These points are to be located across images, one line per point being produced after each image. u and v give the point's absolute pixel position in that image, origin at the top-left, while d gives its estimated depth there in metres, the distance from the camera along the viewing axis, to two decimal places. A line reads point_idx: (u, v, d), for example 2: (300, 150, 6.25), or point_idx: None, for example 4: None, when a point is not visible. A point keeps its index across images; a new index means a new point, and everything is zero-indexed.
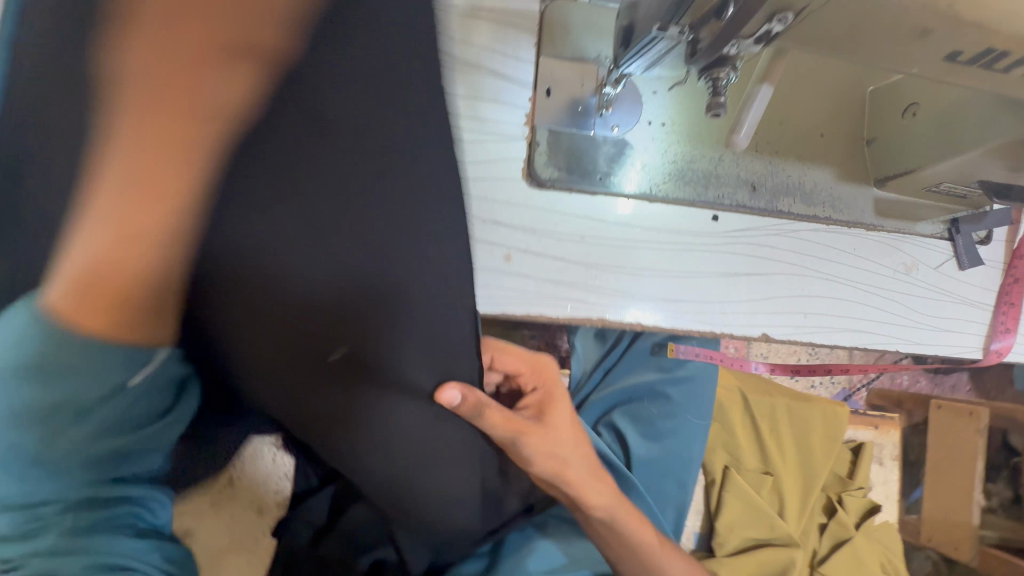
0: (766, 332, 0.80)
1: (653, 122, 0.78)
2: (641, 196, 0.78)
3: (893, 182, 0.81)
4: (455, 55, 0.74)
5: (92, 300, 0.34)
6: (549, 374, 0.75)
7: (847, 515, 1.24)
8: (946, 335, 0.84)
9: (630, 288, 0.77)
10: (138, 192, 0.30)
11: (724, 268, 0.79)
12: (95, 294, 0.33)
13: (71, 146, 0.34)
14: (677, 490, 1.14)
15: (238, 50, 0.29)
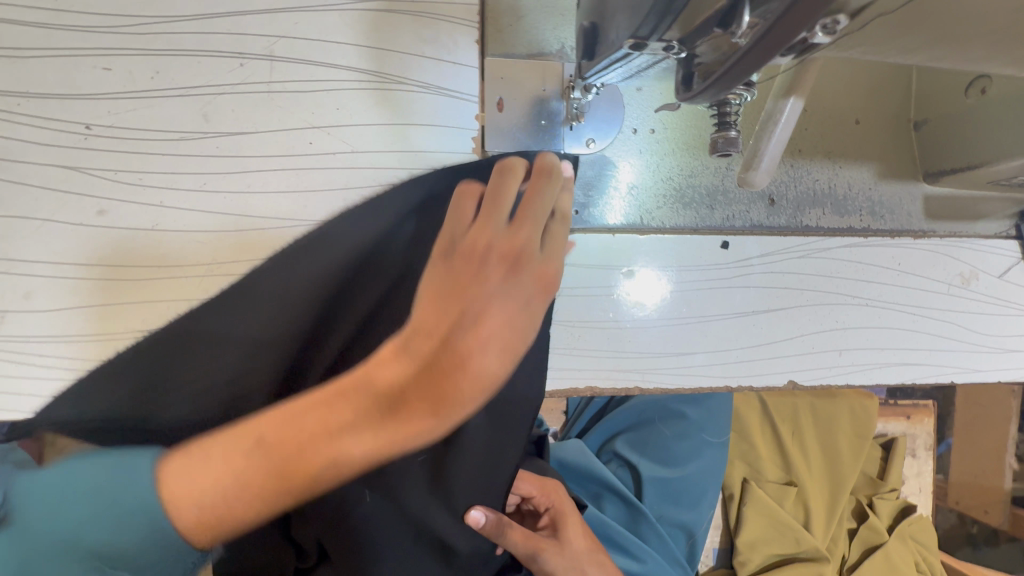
0: (792, 378, 0.65)
1: (638, 130, 0.61)
2: (630, 228, 0.62)
3: (949, 177, 0.64)
4: (373, 69, 0.56)
5: (228, 500, 0.36)
6: (560, 500, 0.68)
7: (879, 520, 1.14)
8: (1010, 357, 0.69)
9: (623, 345, 0.62)
10: (308, 437, 0.37)
11: (740, 306, 0.64)
12: (226, 504, 0.36)
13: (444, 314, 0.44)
14: (693, 515, 0.98)
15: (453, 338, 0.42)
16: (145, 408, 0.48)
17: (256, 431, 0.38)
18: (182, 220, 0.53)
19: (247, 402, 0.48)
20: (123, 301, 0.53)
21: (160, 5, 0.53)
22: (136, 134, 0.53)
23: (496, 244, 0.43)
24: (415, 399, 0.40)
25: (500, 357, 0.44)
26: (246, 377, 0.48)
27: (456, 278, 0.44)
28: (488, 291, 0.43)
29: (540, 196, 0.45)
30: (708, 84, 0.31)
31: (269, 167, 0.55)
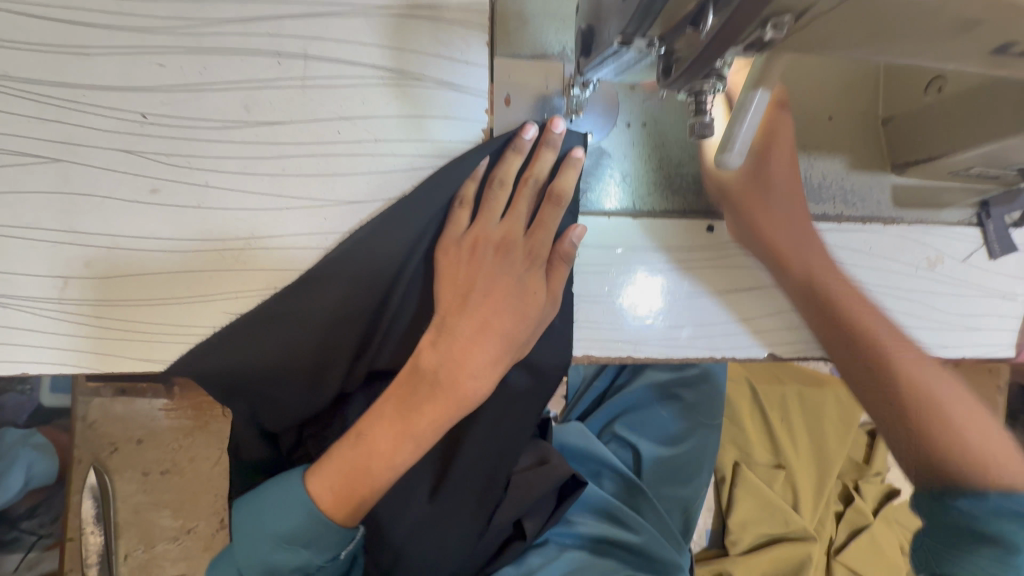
0: (771, 351, 0.71)
1: (632, 124, 0.68)
2: (624, 212, 0.68)
3: (913, 169, 0.70)
4: (395, 67, 0.63)
5: (353, 490, 0.58)
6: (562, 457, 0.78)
7: (864, 502, 1.19)
8: (974, 335, 0.75)
9: (617, 318, 0.68)
10: (398, 423, 0.57)
11: (725, 284, 0.70)
12: (363, 476, 0.57)
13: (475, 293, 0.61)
14: (687, 492, 1.03)
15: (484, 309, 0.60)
16: (256, 368, 0.60)
17: (358, 432, 0.58)
18: (225, 198, 0.60)
19: (334, 363, 0.62)
20: (172, 270, 0.59)
21: (208, 9, 0.60)
22: (186, 122, 0.59)
23: (491, 237, 0.61)
24: (454, 382, 0.58)
25: (516, 318, 0.60)
26: (332, 339, 0.61)
27: (465, 270, 0.61)
28: (490, 276, 0.61)
29: (524, 202, 0.62)
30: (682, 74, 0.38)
31: (302, 153, 0.61)
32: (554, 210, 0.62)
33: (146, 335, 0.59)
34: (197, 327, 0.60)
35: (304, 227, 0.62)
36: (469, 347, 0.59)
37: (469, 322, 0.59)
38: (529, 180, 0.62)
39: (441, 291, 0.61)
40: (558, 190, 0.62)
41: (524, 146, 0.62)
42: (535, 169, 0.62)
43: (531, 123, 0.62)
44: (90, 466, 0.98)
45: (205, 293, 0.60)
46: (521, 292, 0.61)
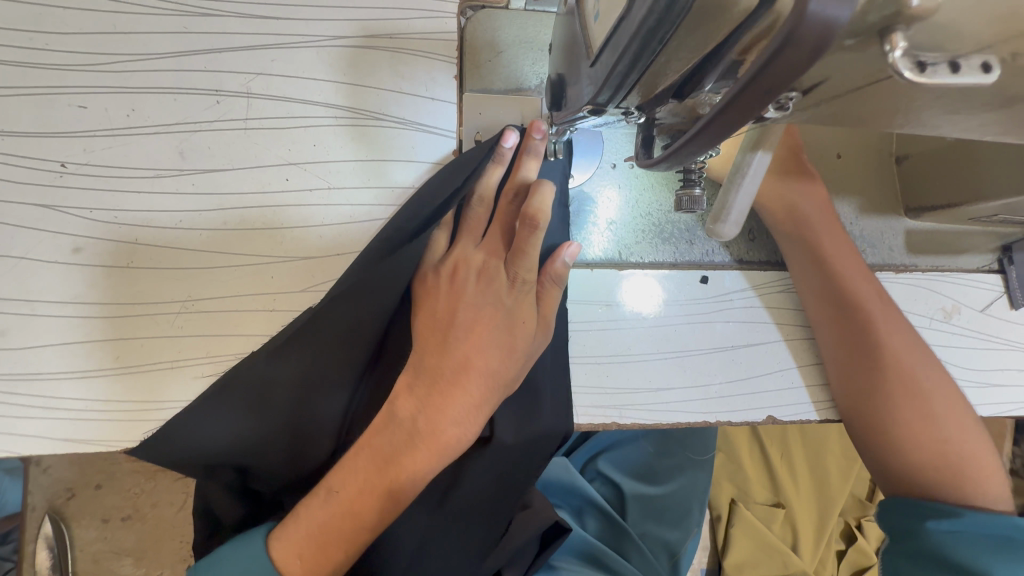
0: (772, 414, 0.64)
1: (618, 164, 0.62)
2: (609, 261, 0.62)
3: (930, 214, 0.64)
4: (350, 105, 0.56)
5: (323, 554, 0.49)
6: None
7: (867, 543, 1.14)
8: (993, 391, 0.69)
9: (601, 379, 0.62)
10: (375, 474, 0.49)
11: (720, 341, 0.63)
12: (335, 538, 0.49)
13: (459, 326, 0.53)
14: (676, 534, 0.96)
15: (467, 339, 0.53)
16: (243, 446, 0.53)
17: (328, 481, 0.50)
18: (157, 255, 0.53)
19: (319, 428, 0.55)
20: (99, 339, 0.53)
21: (136, 43, 0.53)
22: (112, 171, 0.53)
23: (472, 262, 0.56)
24: (434, 428, 0.50)
25: (502, 353, 0.53)
26: (317, 390, 0.53)
27: (444, 300, 0.54)
28: (471, 305, 0.54)
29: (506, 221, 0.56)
30: (661, 158, 0.31)
31: (246, 204, 0.55)
32: (535, 237, 0.53)
33: (68, 413, 0.52)
34: (126, 401, 0.53)
35: (248, 287, 0.55)
36: (451, 386, 0.51)
37: (450, 358, 0.52)
38: (513, 193, 0.55)
39: (418, 325, 0.54)
40: (531, 212, 0.52)
41: (504, 156, 0.54)
42: (517, 180, 0.55)
43: (511, 129, 0.53)
44: (45, 514, 0.92)
45: (136, 364, 0.53)
46: (508, 322, 0.54)
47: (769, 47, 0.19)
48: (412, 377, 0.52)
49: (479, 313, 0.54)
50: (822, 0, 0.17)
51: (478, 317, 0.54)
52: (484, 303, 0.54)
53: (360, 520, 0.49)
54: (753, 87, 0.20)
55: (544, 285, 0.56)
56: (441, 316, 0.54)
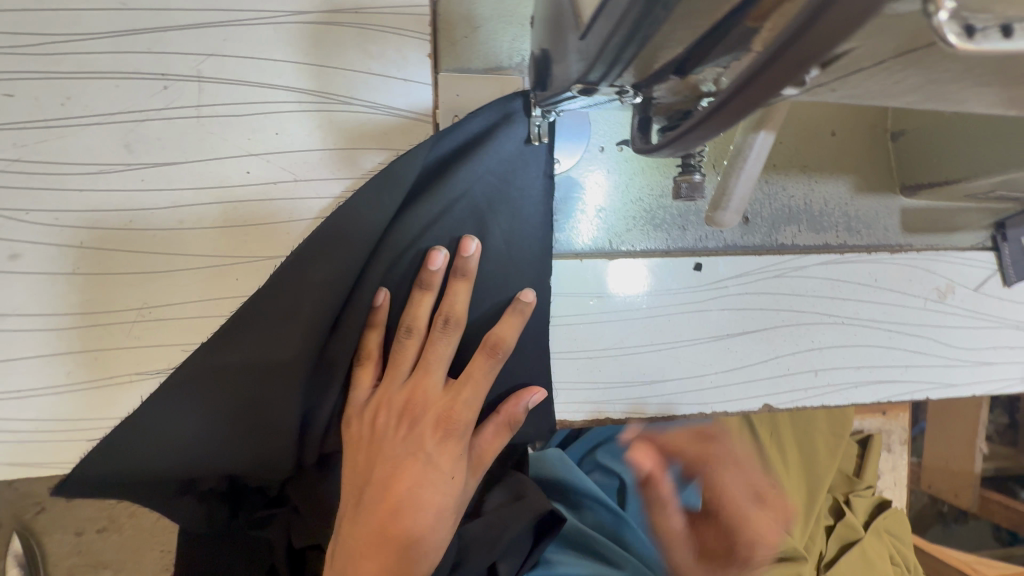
0: (768, 402, 0.63)
1: (606, 148, 0.59)
2: (599, 251, 0.59)
3: (926, 191, 0.62)
4: (315, 88, 0.52)
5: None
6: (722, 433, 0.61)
7: (855, 516, 1.15)
8: (985, 369, 0.68)
9: (594, 374, 0.59)
10: (367, 555, 0.45)
11: (714, 329, 0.61)
12: None
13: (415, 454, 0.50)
14: (676, 522, 0.95)
15: (449, 450, 0.50)
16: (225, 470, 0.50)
17: (354, 442, 0.51)
18: (104, 258, 0.48)
19: (263, 425, 0.50)
20: (46, 353, 0.48)
21: (67, 21, 0.47)
22: (48, 168, 0.47)
23: (393, 403, 0.51)
24: (422, 492, 0.48)
25: (437, 485, 0.49)
26: (260, 375, 0.48)
27: (394, 424, 0.50)
28: (447, 401, 0.50)
29: (513, 332, 0.52)
30: (663, 142, 0.28)
31: (204, 200, 0.50)
32: (487, 362, 0.51)
33: (18, 436, 0.48)
34: (85, 420, 0.49)
35: (212, 291, 0.50)
36: (425, 471, 0.49)
37: (438, 448, 0.49)
38: (441, 320, 0.50)
39: (389, 442, 0.50)
40: (496, 340, 0.51)
41: (465, 267, 0.50)
42: (447, 305, 0.50)
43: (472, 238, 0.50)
44: (14, 530, 0.87)
45: (91, 379, 0.49)
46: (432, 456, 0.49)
47: (799, 17, 0.16)
48: (393, 479, 0.48)
49: (401, 430, 0.50)
50: None
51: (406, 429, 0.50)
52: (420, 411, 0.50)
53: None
54: (779, 63, 0.18)
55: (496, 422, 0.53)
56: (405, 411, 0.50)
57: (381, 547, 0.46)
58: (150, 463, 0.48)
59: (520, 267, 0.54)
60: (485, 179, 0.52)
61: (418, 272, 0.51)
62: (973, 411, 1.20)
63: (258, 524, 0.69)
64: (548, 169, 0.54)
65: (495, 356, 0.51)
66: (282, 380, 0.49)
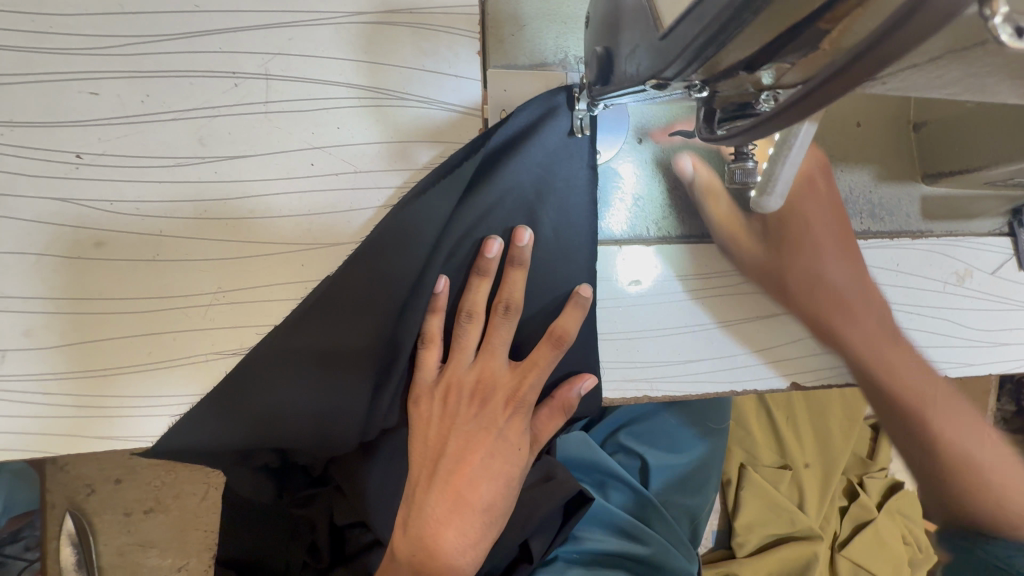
0: (795, 381, 0.66)
1: (643, 140, 0.62)
2: (636, 237, 0.62)
3: (946, 179, 0.65)
4: (372, 85, 0.55)
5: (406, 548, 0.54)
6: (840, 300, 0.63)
7: (868, 497, 1.19)
8: (1000, 350, 0.71)
9: (631, 354, 0.62)
10: (449, 514, 0.54)
11: (744, 312, 0.65)
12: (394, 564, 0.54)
13: (490, 431, 0.57)
14: (698, 500, 0.98)
15: (516, 428, 0.57)
16: (305, 436, 0.56)
17: (423, 422, 0.56)
18: (180, 245, 0.52)
19: (331, 400, 0.55)
20: (127, 335, 0.52)
21: (145, 24, 0.50)
22: (128, 161, 0.51)
23: (463, 382, 0.56)
24: (494, 463, 0.56)
25: (505, 458, 0.57)
26: (332, 357, 0.53)
27: (466, 404, 0.56)
28: (514, 385, 0.57)
29: (572, 324, 0.56)
30: (737, 132, 0.31)
31: (271, 191, 0.53)
32: (549, 351, 0.56)
33: (104, 412, 0.52)
34: (165, 397, 0.53)
35: (278, 276, 0.54)
36: (496, 444, 0.56)
37: (508, 426, 0.57)
38: (501, 304, 0.55)
39: (464, 420, 0.56)
40: (558, 333, 0.56)
41: (522, 256, 0.54)
42: (505, 291, 0.55)
43: (526, 228, 0.54)
44: (66, 511, 0.91)
45: (169, 358, 0.52)
46: (501, 434, 0.57)
47: (890, 18, 0.19)
48: (469, 450, 0.56)
49: (475, 410, 0.57)
50: None
51: (480, 409, 0.57)
52: (492, 395, 0.57)
53: (431, 554, 0.52)
54: (866, 58, 0.21)
55: (554, 409, 0.60)
56: (478, 391, 0.57)
57: (458, 512, 0.54)
58: (233, 432, 0.54)
59: (569, 256, 0.58)
60: (536, 175, 0.55)
61: (475, 259, 0.55)
62: (984, 398, 1.24)
63: (301, 503, 0.74)
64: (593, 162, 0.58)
65: (555, 345, 0.56)
66: (351, 360, 0.54)
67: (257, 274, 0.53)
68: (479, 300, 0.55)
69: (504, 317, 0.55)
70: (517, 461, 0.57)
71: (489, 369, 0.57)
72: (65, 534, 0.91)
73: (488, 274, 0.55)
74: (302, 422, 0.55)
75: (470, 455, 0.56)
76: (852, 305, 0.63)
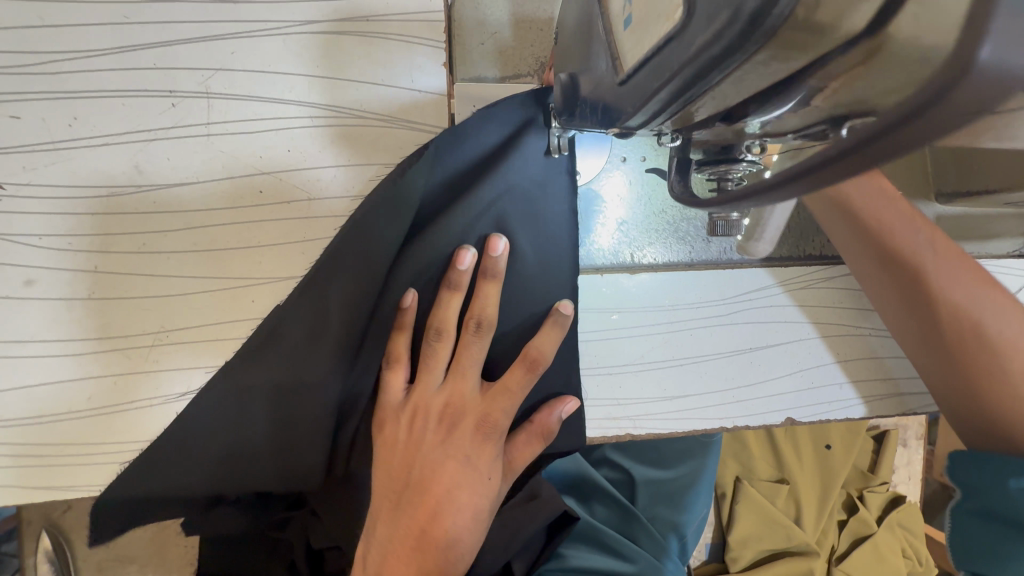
0: (791, 416, 0.61)
1: (629, 159, 0.57)
2: (619, 265, 0.58)
3: (964, 199, 0.59)
4: (327, 102, 0.50)
5: None
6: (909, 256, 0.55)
7: (868, 511, 1.16)
8: None
9: (613, 390, 0.58)
10: (407, 554, 0.45)
11: (736, 343, 0.60)
12: None
13: (458, 454, 0.48)
14: (687, 516, 0.92)
15: (487, 454, 0.49)
16: (264, 481, 0.51)
17: (384, 452, 0.50)
18: (120, 281, 0.48)
19: (285, 435, 0.50)
20: (66, 379, 0.48)
21: (72, 38, 0.45)
22: (58, 192, 0.46)
23: (431, 408, 0.50)
24: (462, 490, 0.47)
25: (476, 487, 0.48)
26: (285, 388, 0.49)
27: (430, 431, 0.49)
28: (483, 408, 0.49)
29: (552, 345, 0.51)
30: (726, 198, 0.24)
31: (216, 221, 0.49)
32: (523, 374, 0.50)
33: (46, 460, 0.49)
34: (109, 444, 0.49)
35: (228, 313, 0.50)
36: (463, 473, 0.48)
37: (478, 451, 0.49)
38: (472, 322, 0.49)
39: (429, 446, 0.49)
40: (534, 355, 0.50)
41: (496, 267, 0.49)
42: (476, 307, 0.49)
43: (500, 236, 0.49)
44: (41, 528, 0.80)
45: (113, 403, 0.49)
46: (469, 461, 0.48)
47: (881, 120, 0.17)
48: (435, 475, 0.47)
49: (442, 437, 0.49)
50: (1003, 47, 0.14)
51: (445, 433, 0.49)
52: (460, 417, 0.49)
53: None
54: (848, 160, 0.18)
55: (533, 434, 0.52)
56: (445, 414, 0.50)
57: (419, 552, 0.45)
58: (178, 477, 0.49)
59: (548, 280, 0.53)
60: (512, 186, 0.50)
61: (444, 273, 0.49)
62: None
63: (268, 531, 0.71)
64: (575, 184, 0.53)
65: (530, 367, 0.50)
66: (305, 388, 0.49)
67: (205, 311, 0.49)
68: (450, 318, 0.49)
69: (476, 335, 0.49)
70: (489, 489, 0.48)
71: (457, 388, 0.50)
72: (28, 565, 0.82)
73: (459, 288, 0.49)
74: (253, 462, 0.50)
75: (433, 483, 0.47)
76: (922, 264, 0.55)
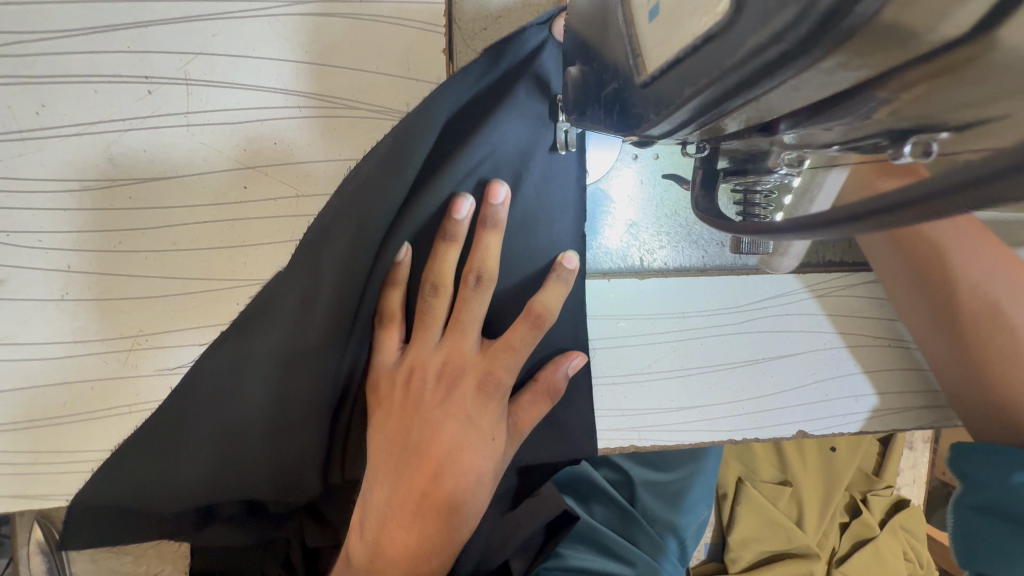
0: (802, 428, 0.58)
1: (641, 156, 0.54)
2: (626, 270, 0.55)
3: None
4: (315, 91, 0.46)
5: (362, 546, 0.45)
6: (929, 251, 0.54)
7: (871, 514, 1.14)
8: None
9: (618, 400, 0.55)
10: (409, 507, 0.44)
11: (748, 352, 0.57)
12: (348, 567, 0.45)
13: (459, 413, 0.46)
14: (687, 518, 0.91)
15: (489, 415, 0.47)
16: (258, 470, 0.47)
17: (382, 414, 0.47)
18: (95, 283, 0.45)
19: (276, 416, 0.46)
20: (38, 384, 0.46)
21: (37, 18, 0.42)
22: (27, 187, 0.43)
23: (429, 366, 0.47)
24: (464, 448, 0.45)
25: (478, 447, 0.46)
26: (274, 367, 0.45)
27: (429, 390, 0.47)
28: (484, 365, 0.47)
29: (556, 301, 0.47)
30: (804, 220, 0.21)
31: (195, 219, 0.46)
32: (527, 329, 0.46)
33: (21, 468, 0.46)
34: (86, 452, 0.47)
35: (212, 315, 0.47)
36: (463, 431, 0.46)
37: (481, 411, 0.47)
38: (471, 276, 0.45)
39: (430, 407, 0.47)
40: (538, 310, 0.47)
41: (497, 219, 0.45)
42: (476, 259, 0.45)
43: (501, 183, 0.44)
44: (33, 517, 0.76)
45: (89, 410, 0.46)
46: (471, 421, 0.46)
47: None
48: (436, 434, 0.46)
49: (443, 398, 0.47)
50: None
51: (445, 391, 0.47)
52: (461, 376, 0.47)
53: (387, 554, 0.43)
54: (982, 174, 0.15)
55: (538, 394, 0.49)
56: (444, 372, 0.47)
57: (421, 511, 0.44)
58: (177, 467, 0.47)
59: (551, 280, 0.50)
60: (517, 141, 0.46)
61: (440, 223, 0.45)
62: None
63: None
64: (583, 168, 0.49)
65: (533, 321, 0.46)
66: (293, 363, 0.44)
67: (186, 315, 0.46)
68: (447, 271, 0.45)
69: (474, 288, 0.45)
70: (492, 450, 0.46)
71: (455, 346, 0.47)
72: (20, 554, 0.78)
73: (456, 240, 0.45)
74: (243, 445, 0.47)
75: (434, 444, 0.45)
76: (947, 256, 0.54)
